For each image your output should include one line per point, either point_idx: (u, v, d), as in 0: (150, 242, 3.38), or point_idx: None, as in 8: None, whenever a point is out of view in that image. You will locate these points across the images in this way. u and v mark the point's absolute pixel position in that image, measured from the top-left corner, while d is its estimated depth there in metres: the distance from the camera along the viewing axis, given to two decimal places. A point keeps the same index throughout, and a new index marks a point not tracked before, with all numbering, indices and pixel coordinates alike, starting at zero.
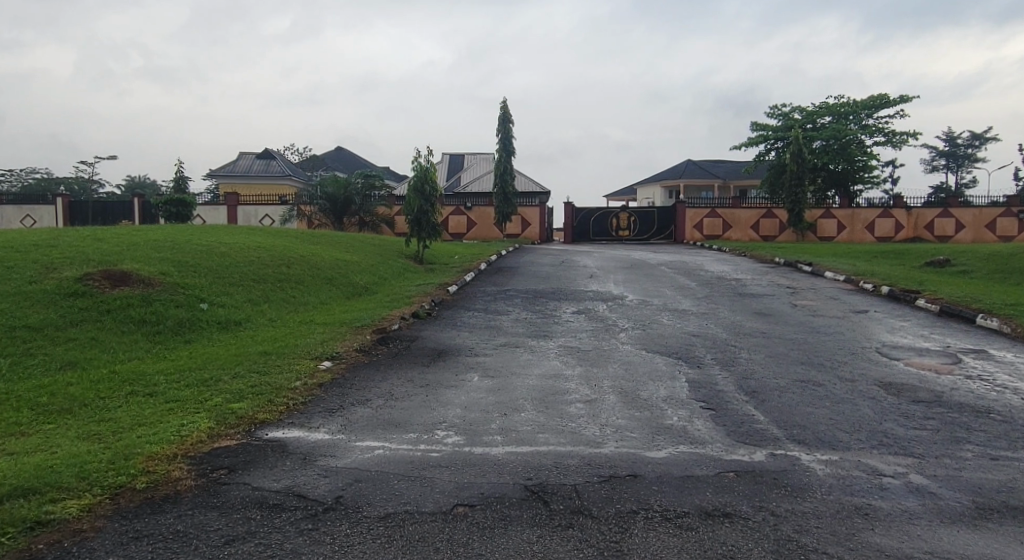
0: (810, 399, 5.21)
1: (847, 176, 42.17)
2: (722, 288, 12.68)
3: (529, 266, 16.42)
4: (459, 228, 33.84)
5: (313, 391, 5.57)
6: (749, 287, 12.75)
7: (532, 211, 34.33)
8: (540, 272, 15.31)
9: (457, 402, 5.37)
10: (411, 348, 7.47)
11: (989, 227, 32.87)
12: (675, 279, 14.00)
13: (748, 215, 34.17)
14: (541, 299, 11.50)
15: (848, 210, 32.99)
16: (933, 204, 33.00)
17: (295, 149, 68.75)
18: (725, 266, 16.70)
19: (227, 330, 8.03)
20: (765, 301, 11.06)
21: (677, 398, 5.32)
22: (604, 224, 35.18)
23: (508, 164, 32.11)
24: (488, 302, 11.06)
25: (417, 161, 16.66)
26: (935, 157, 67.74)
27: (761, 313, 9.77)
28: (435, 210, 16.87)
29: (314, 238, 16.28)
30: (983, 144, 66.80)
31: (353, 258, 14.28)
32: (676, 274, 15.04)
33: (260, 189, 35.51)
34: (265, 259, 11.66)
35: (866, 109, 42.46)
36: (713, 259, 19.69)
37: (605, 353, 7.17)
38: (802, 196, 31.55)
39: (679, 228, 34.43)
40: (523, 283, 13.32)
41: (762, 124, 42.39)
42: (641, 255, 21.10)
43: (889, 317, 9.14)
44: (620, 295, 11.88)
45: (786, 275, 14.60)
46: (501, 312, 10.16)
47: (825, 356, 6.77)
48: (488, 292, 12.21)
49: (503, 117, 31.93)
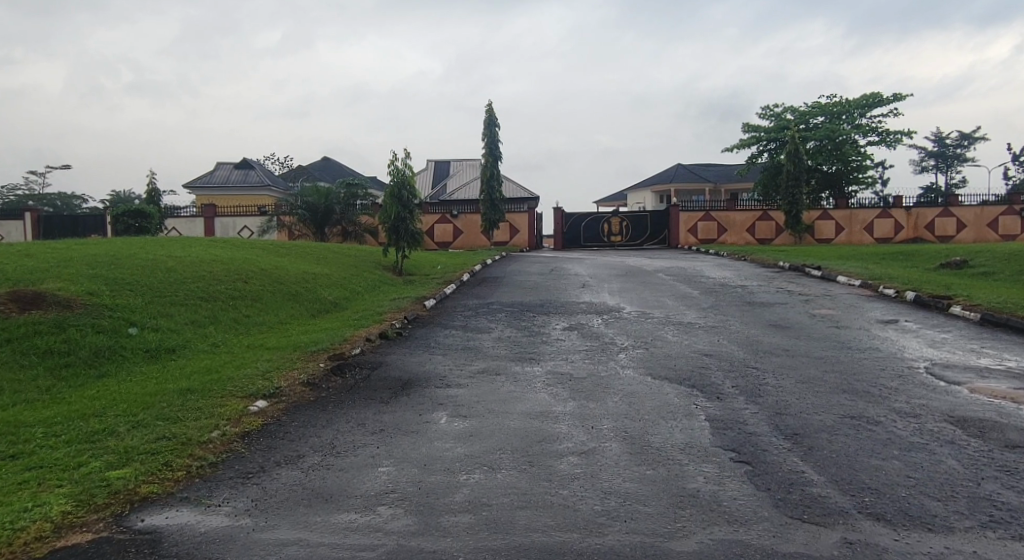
0: (871, 447, 4.04)
1: (842, 177, 41.33)
2: (727, 296, 11.60)
3: (516, 275, 15.23)
4: (445, 236, 32.81)
5: (232, 445, 4.32)
6: (756, 295, 11.67)
7: (521, 217, 33.26)
8: (527, 282, 14.14)
9: (414, 458, 4.12)
10: (371, 378, 6.21)
11: (991, 225, 32.00)
12: (675, 288, 12.89)
13: (744, 218, 33.17)
14: (529, 313, 10.32)
15: (847, 210, 32.16)
16: (934, 203, 32.14)
17: (275, 159, 67.22)
18: (727, 272, 15.60)
19: (155, 361, 6.76)
20: (778, 310, 9.95)
21: (697, 448, 4.13)
22: (595, 229, 34.09)
23: (495, 170, 31.02)
24: (469, 318, 9.85)
25: (395, 165, 15.43)
26: (924, 158, 67.32)
27: (776, 325, 8.66)
28: (414, 217, 15.68)
29: (283, 249, 15.01)
30: (972, 144, 66.43)
31: (323, 271, 13.03)
32: (675, 282, 13.92)
33: (239, 200, 34.20)
34: (219, 273, 10.38)
35: (859, 108, 41.86)
36: (712, 264, 18.62)
37: (604, 380, 6.00)
38: (799, 197, 30.66)
39: (673, 232, 33.39)
40: (509, 295, 12.14)
41: (754, 125, 41.55)
42: (636, 261, 20.00)
43: (926, 328, 8.01)
44: (616, 306, 10.73)
45: (794, 281, 13.52)
46: (483, 330, 8.94)
47: (867, 381, 5.64)
48: (470, 306, 11.00)
49: (490, 121, 30.88)
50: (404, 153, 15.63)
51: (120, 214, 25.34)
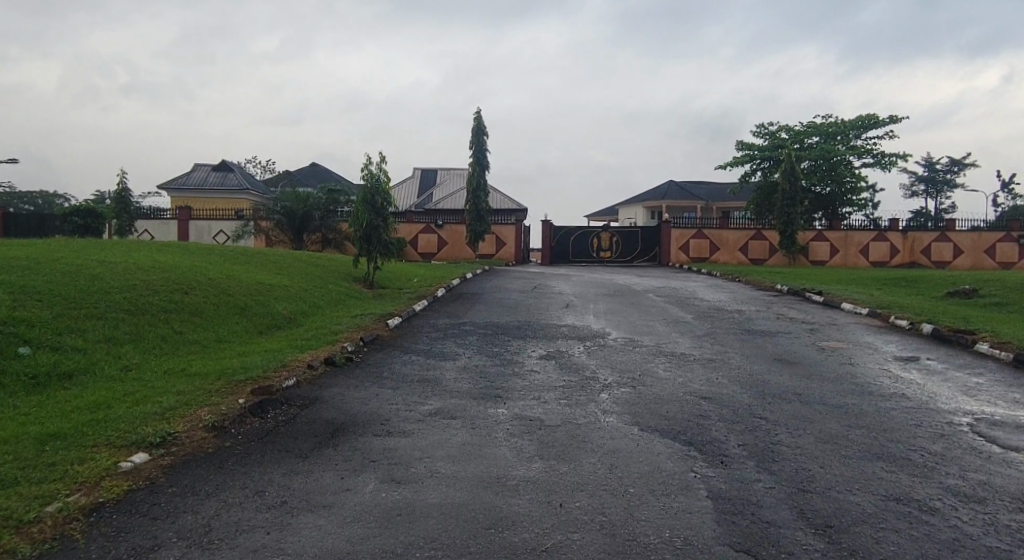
0: (934, 552, 2.99)
1: (836, 198, 40.72)
2: (723, 322, 10.59)
3: (496, 292, 14.14)
4: (430, 247, 31.94)
5: (67, 528, 3.15)
6: (754, 321, 10.68)
7: (508, 229, 32.23)
8: (507, 300, 13.07)
9: (312, 555, 2.98)
10: (297, 421, 5.02)
11: (988, 252, 31.34)
12: (665, 311, 11.88)
13: (736, 236, 32.34)
14: (504, 336, 9.23)
15: (842, 232, 31.45)
16: (930, 228, 31.48)
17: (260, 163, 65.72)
18: (721, 295, 14.62)
19: (40, 390, 5.57)
20: (780, 341, 8.94)
21: (698, 548, 3.06)
22: (584, 244, 33.11)
23: (481, 180, 30.00)
24: (435, 340, 8.75)
25: (370, 171, 14.31)
26: (915, 182, 67.12)
27: (781, 360, 7.64)
28: (388, 227, 14.61)
29: (244, 256, 13.81)
30: (963, 170, 66.38)
31: (282, 283, 11.84)
32: (665, 304, 12.91)
33: (216, 203, 32.93)
34: (155, 283, 9.19)
35: (855, 129, 41.37)
36: (704, 285, 17.65)
37: (581, 431, 4.92)
38: (794, 217, 29.93)
39: (664, 250, 32.49)
40: (484, 314, 11.03)
41: (748, 143, 40.90)
42: (625, 279, 18.99)
43: (953, 371, 7.02)
44: (603, 332, 9.67)
45: (795, 306, 12.53)
46: (449, 357, 7.81)
47: (903, 442, 4.59)
48: (439, 326, 9.88)
49: (478, 129, 29.92)
50: (382, 157, 14.52)
51: (68, 212, 24.16)
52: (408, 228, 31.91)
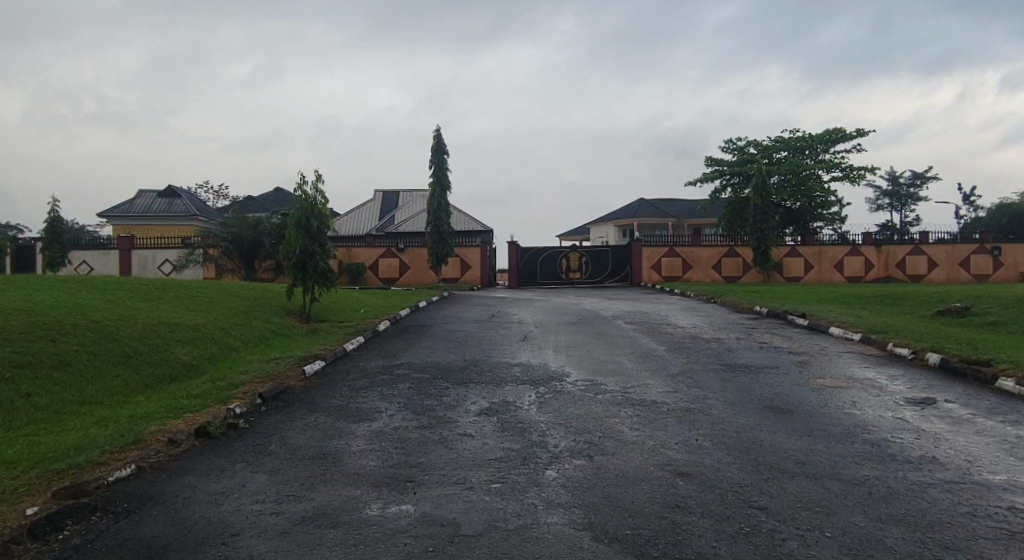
0: None
1: (806, 212, 40.23)
2: (700, 355, 9.24)
3: (447, 323, 12.65)
4: (391, 272, 30.51)
5: None
6: (737, 353, 9.33)
7: (473, 251, 30.83)
8: (458, 333, 11.58)
9: None
10: (97, 546, 3.42)
11: (963, 264, 30.81)
12: (635, 342, 10.51)
13: (709, 254, 31.39)
14: (441, 381, 7.73)
15: (816, 247, 30.76)
16: (904, 241, 30.92)
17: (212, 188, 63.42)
18: (696, 320, 13.37)
19: None
20: (767, 379, 7.60)
21: None
22: (553, 265, 31.83)
23: (442, 201, 28.64)
24: (357, 392, 7.20)
25: (303, 191, 12.84)
26: (879, 196, 67.56)
27: (773, 408, 6.26)
28: (325, 254, 13.08)
29: (158, 291, 12.11)
30: (924, 183, 67.11)
31: (193, 321, 10.17)
32: (635, 333, 11.52)
33: (160, 230, 30.97)
34: (13, 329, 7.50)
35: (822, 143, 41.06)
36: (677, 307, 16.42)
37: (509, 547, 3.42)
38: (767, 232, 29.14)
39: (635, 269, 31.39)
40: (427, 353, 9.50)
41: (717, 159, 40.28)
42: (593, 303, 17.66)
43: (983, 418, 5.74)
44: (562, 372, 8.23)
45: (778, 332, 11.27)
46: (366, 416, 6.25)
47: (969, 556, 3.20)
48: (367, 370, 8.31)
49: (437, 147, 28.63)
50: (319, 177, 13.09)
51: None
52: (368, 252, 30.46)
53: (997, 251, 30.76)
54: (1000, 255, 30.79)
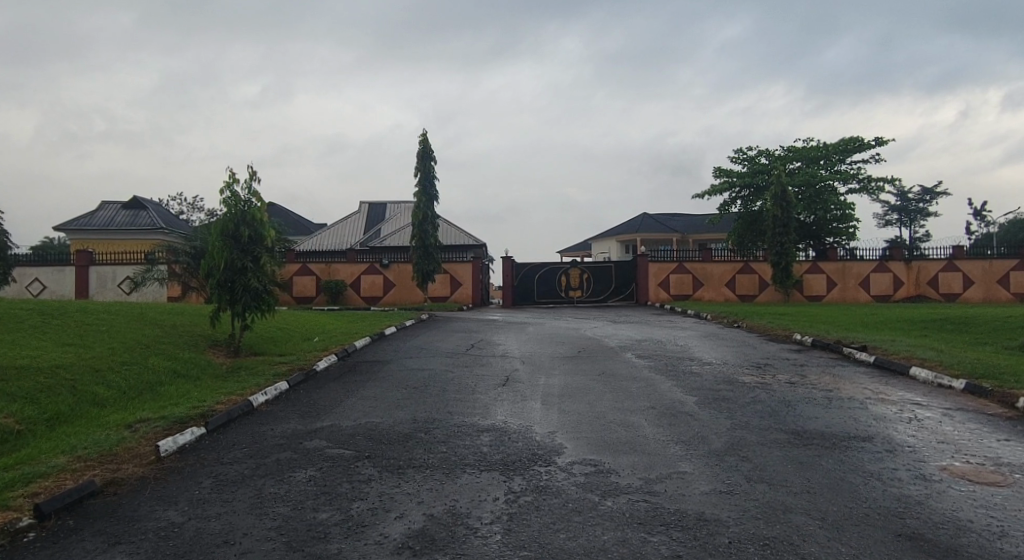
0: None
1: (822, 226, 37.68)
2: (748, 414, 6.57)
3: (409, 358, 9.95)
4: (374, 290, 28.04)
5: None
6: (798, 410, 6.68)
7: (464, 267, 28.27)
8: (420, 373, 8.93)
9: None
10: None
11: (1002, 282, 28.14)
12: (654, 390, 7.84)
13: (722, 270, 28.78)
14: (364, 467, 5.00)
15: (839, 263, 28.18)
16: (935, 256, 28.32)
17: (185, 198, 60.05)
18: (724, 354, 10.76)
19: None
20: (865, 464, 4.92)
21: None
22: (551, 283, 29.21)
23: (428, 212, 26.09)
24: (221, 489, 4.47)
25: (231, 191, 10.17)
26: (888, 211, 64.91)
27: (915, 539, 3.54)
28: (260, 271, 10.37)
29: (38, 319, 9.41)
30: (935, 198, 64.54)
31: (51, 362, 7.43)
32: (651, 374, 8.86)
33: (123, 246, 28.50)
34: None
35: (838, 152, 38.54)
36: (695, 334, 13.83)
37: None
38: (787, 246, 26.55)
39: (641, 286, 28.77)
40: (366, 410, 6.77)
41: (725, 170, 37.76)
42: (595, 329, 15.05)
43: None
44: (550, 447, 5.53)
45: (841, 375, 8.61)
46: (197, 555, 3.51)
47: None
48: (262, 444, 5.56)
49: (424, 153, 26.17)
50: (253, 175, 10.40)
51: None
52: (351, 268, 27.99)
53: None
54: None
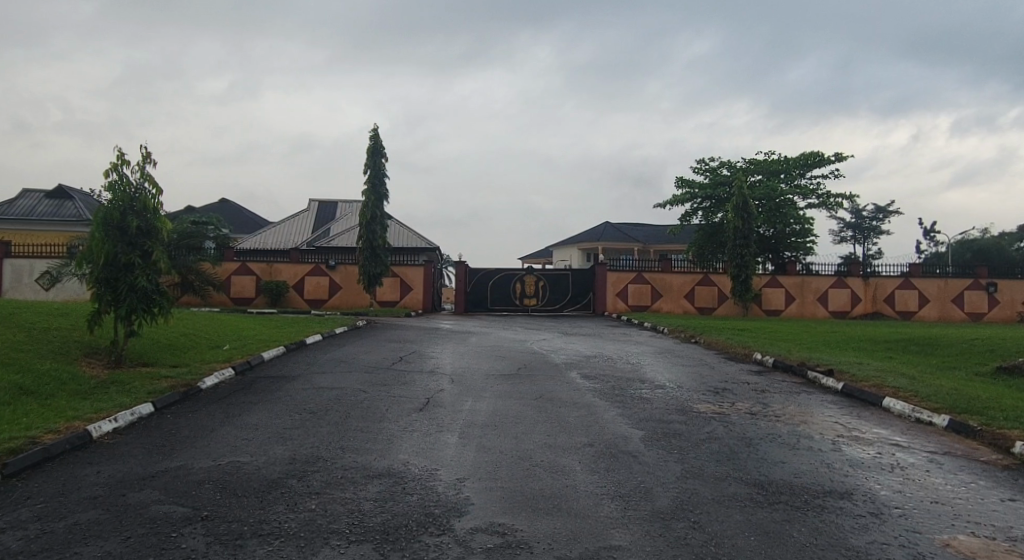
0: None
1: (781, 240, 37.51)
2: (702, 458, 5.50)
3: (322, 373, 8.61)
4: (318, 293, 26.45)
5: None
6: (760, 455, 5.65)
7: (415, 271, 26.95)
8: (328, 392, 7.60)
9: None
10: None
11: (956, 301, 28.14)
12: (595, 421, 6.74)
13: (681, 281, 28.09)
14: (192, 535, 3.66)
15: (798, 277, 27.77)
16: (892, 273, 28.17)
17: None
18: (678, 375, 9.78)
19: None
20: (846, 535, 3.87)
21: None
22: (505, 290, 28.09)
23: (377, 212, 24.72)
24: None
25: (118, 174, 8.66)
26: (843, 228, 65.71)
27: None
28: (150, 268, 8.82)
29: None
30: (888, 217, 65.62)
31: None
32: (595, 400, 7.76)
33: (43, 237, 26.20)
34: None
35: (799, 167, 38.47)
36: (650, 351, 12.85)
37: None
38: (748, 259, 25.98)
39: (599, 296, 27.83)
40: (236, 444, 5.40)
41: (687, 180, 37.25)
42: (544, 342, 13.96)
43: None
44: (452, 505, 4.31)
45: (806, 408, 7.67)
46: None
47: None
48: (68, 495, 4.13)
49: (374, 149, 24.79)
50: (147, 158, 8.93)
51: None
52: (294, 268, 26.34)
53: (992, 287, 28.29)
54: (995, 291, 28.34)
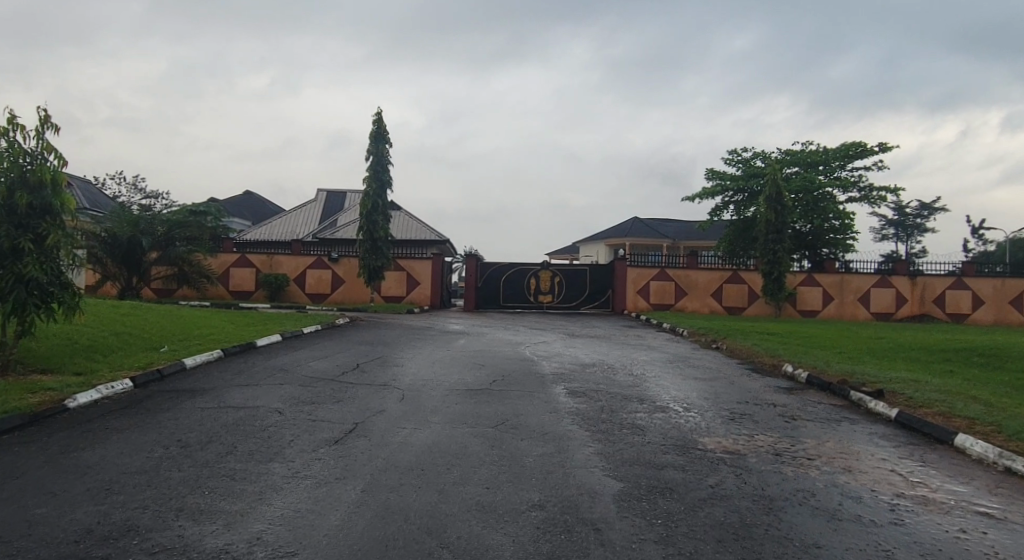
0: None
1: (819, 237, 34.98)
2: (696, 538, 3.72)
3: (243, 387, 7.03)
4: (321, 286, 25.16)
5: None
6: (784, 533, 3.85)
7: (422, 264, 25.40)
8: (232, 412, 6.01)
9: None
10: None
11: (1014, 303, 25.53)
12: (560, 466, 4.98)
13: (708, 279, 26.05)
14: None
15: (837, 275, 25.46)
16: (942, 272, 25.67)
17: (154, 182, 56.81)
18: (689, 394, 7.96)
19: None
20: None
21: None
22: (518, 286, 26.38)
23: (378, 201, 23.20)
24: None
25: (6, 139, 7.16)
26: (884, 226, 62.21)
27: None
28: (47, 254, 7.33)
29: None
30: (935, 214, 61.83)
31: None
32: (572, 430, 6.03)
33: None
34: None
35: (839, 158, 35.82)
36: (662, 359, 11.03)
37: None
38: (781, 255, 23.81)
39: (619, 294, 25.93)
40: (29, 501, 3.76)
41: (718, 172, 34.96)
42: (540, 346, 12.25)
43: None
44: None
45: (851, 447, 5.79)
46: None
47: None
48: None
49: (378, 134, 23.35)
50: (46, 122, 7.43)
51: None
52: (295, 261, 25.05)
53: None
54: None
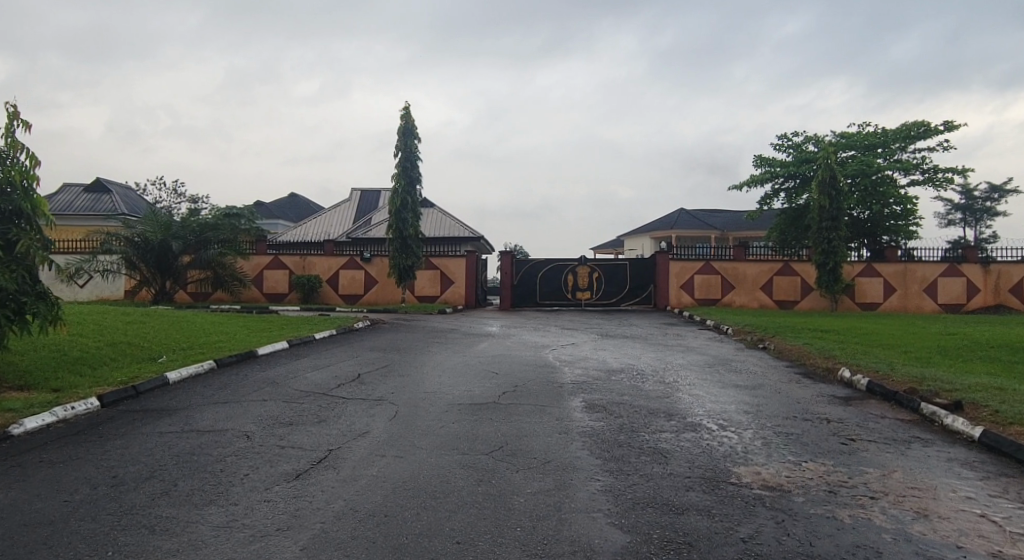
0: None
1: (878, 224, 32.72)
2: None
3: (220, 405, 6.34)
4: (354, 287, 24.78)
5: None
6: None
7: (456, 262, 24.70)
8: (193, 438, 5.30)
9: None
10: None
11: None
12: (555, 512, 4.04)
13: (757, 271, 24.52)
14: None
15: (900, 265, 23.57)
16: (1018, 259, 23.47)
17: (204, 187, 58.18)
18: (726, 407, 6.89)
19: None
20: None
21: None
22: (555, 283, 25.43)
23: (408, 198, 22.55)
24: None
25: None
26: (950, 210, 58.46)
27: None
28: (17, 264, 6.80)
29: None
30: (1006, 197, 57.72)
31: None
32: (580, 458, 5.09)
33: (77, 231, 25.79)
34: None
35: (899, 140, 33.43)
36: (700, 363, 9.92)
37: None
38: (836, 244, 22.13)
39: (661, 289, 24.67)
40: None
41: (768, 158, 33.09)
42: (567, 349, 11.29)
43: None
44: None
45: (926, 481, 4.67)
46: None
47: None
48: None
49: (406, 130, 22.73)
50: (15, 118, 6.89)
51: None
52: (328, 262, 24.73)
53: None
54: None
